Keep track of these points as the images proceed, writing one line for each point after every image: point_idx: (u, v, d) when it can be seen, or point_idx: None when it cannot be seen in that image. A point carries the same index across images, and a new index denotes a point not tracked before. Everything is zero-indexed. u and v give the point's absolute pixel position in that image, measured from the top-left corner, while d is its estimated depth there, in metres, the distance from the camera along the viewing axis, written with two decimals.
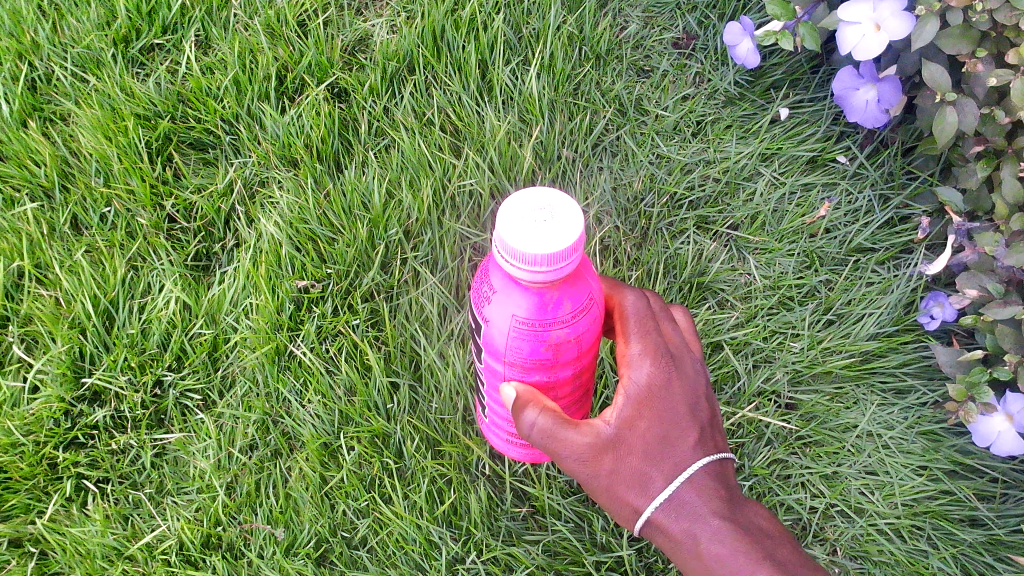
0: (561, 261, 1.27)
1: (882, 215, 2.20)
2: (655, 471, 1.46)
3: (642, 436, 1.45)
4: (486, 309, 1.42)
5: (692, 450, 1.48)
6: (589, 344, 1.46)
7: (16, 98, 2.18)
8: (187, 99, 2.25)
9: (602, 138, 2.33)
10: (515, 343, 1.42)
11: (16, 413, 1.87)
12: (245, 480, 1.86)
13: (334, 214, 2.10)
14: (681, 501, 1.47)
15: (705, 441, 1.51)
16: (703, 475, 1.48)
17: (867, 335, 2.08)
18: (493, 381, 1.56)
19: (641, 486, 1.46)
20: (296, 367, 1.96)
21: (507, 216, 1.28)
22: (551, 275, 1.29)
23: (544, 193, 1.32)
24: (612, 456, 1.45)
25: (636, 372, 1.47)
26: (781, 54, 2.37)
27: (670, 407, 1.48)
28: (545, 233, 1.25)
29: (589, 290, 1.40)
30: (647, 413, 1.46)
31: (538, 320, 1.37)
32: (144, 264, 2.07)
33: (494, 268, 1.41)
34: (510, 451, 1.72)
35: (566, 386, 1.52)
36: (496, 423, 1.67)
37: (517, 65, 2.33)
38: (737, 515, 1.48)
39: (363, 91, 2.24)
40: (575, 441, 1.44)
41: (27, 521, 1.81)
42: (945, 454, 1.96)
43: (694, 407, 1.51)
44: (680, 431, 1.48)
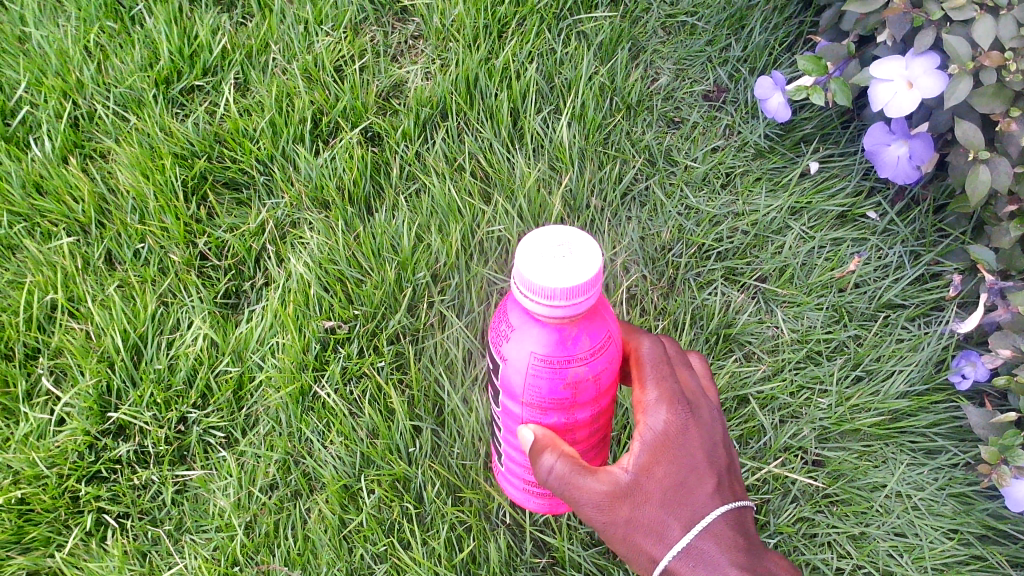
0: (580, 295, 1.27)
1: (913, 271, 2.18)
2: (672, 519, 1.44)
3: (659, 483, 1.44)
4: (503, 348, 1.42)
5: (711, 498, 1.46)
6: (608, 384, 1.45)
7: (58, 135, 2.24)
8: (223, 140, 2.29)
9: (631, 188, 2.34)
10: (532, 382, 1.40)
11: (41, 445, 1.88)
12: (264, 520, 1.85)
13: (363, 256, 2.11)
14: (699, 550, 1.44)
15: (723, 488, 1.49)
16: (721, 524, 1.46)
17: (897, 392, 2.05)
18: (510, 425, 1.54)
19: (658, 534, 1.44)
20: (319, 408, 1.96)
21: (525, 252, 1.29)
22: (570, 309, 1.28)
23: (563, 231, 1.33)
24: (628, 504, 1.44)
25: (652, 418, 1.46)
26: (812, 108, 2.38)
27: (687, 454, 1.46)
28: (565, 267, 1.26)
29: (607, 328, 1.40)
30: (664, 460, 1.44)
31: (556, 357, 1.36)
32: (175, 300, 2.09)
33: (512, 306, 1.41)
34: (528, 501, 1.69)
35: (584, 429, 1.50)
36: (514, 470, 1.65)
37: (548, 113, 2.36)
38: (756, 565, 1.45)
39: (396, 136, 2.28)
40: (592, 488, 1.42)
41: (45, 554, 1.81)
42: (977, 518, 1.91)
43: (712, 454, 1.49)
44: (697, 479, 1.46)
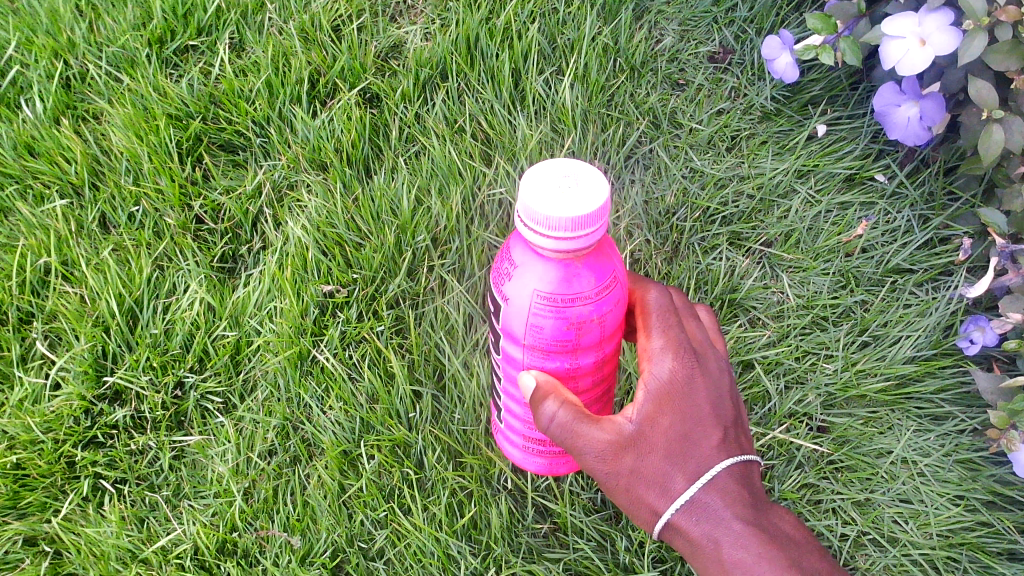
0: (586, 226, 1.24)
1: (922, 235, 2.14)
2: (676, 471, 1.41)
3: (663, 434, 1.41)
4: (505, 287, 1.39)
5: (716, 451, 1.43)
6: (612, 329, 1.42)
7: (50, 96, 2.19)
8: (218, 101, 2.24)
9: (635, 151, 2.30)
10: (535, 323, 1.37)
11: (36, 410, 1.85)
12: (263, 486, 1.83)
13: (362, 219, 2.08)
14: (702, 504, 1.42)
15: (729, 442, 1.46)
16: (726, 478, 1.43)
17: (904, 358, 2.02)
18: (511, 373, 1.51)
19: (660, 486, 1.42)
20: (318, 372, 1.93)
21: (531, 183, 1.26)
22: (576, 242, 1.26)
23: (569, 165, 1.31)
24: (632, 454, 1.41)
25: (657, 367, 1.44)
26: (820, 69, 2.33)
27: (693, 405, 1.43)
28: (570, 197, 1.23)
29: (613, 268, 1.37)
30: (669, 410, 1.42)
31: (560, 295, 1.33)
32: (170, 264, 2.05)
33: (516, 244, 1.38)
34: (529, 464, 1.68)
35: (588, 377, 1.47)
36: (515, 427, 1.63)
37: (551, 74, 2.31)
38: (761, 520, 1.42)
39: (395, 97, 2.23)
40: (594, 436, 1.40)
41: (42, 519, 1.80)
42: (984, 484, 1.89)
43: (718, 407, 1.46)
44: (703, 431, 1.43)
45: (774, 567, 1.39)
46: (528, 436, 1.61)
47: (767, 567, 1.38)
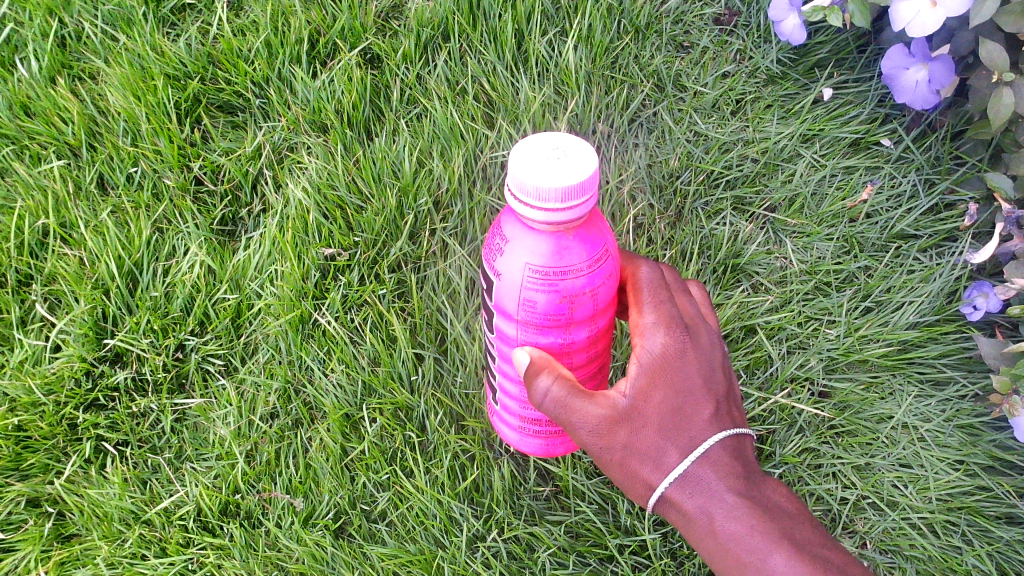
0: (576, 197, 1.23)
1: (927, 200, 2.12)
2: (669, 444, 1.41)
3: (656, 408, 1.41)
4: (497, 263, 1.38)
5: (708, 424, 1.43)
6: (605, 303, 1.41)
7: (45, 55, 2.15)
8: (217, 61, 2.21)
9: (639, 114, 2.27)
10: (528, 298, 1.37)
11: (37, 372, 1.85)
12: (265, 448, 1.84)
13: (363, 181, 2.06)
14: (695, 477, 1.42)
15: (721, 415, 1.46)
16: (718, 451, 1.43)
17: (907, 323, 2.02)
18: (505, 351, 1.51)
19: (654, 460, 1.42)
20: (320, 336, 1.93)
21: (520, 156, 1.25)
22: (566, 214, 1.25)
23: (559, 137, 1.29)
24: (626, 428, 1.41)
25: (649, 341, 1.43)
26: (827, 32, 2.30)
27: (685, 379, 1.43)
28: (560, 168, 1.22)
29: (604, 241, 1.36)
30: (661, 384, 1.41)
31: (552, 269, 1.32)
32: (170, 227, 2.04)
33: (506, 219, 1.37)
34: (524, 445, 1.68)
35: (582, 352, 1.47)
36: (510, 407, 1.62)
37: (554, 36, 2.27)
38: (754, 492, 1.42)
39: (396, 58, 2.19)
40: (590, 412, 1.40)
41: (45, 481, 1.80)
42: (983, 449, 1.89)
43: (710, 380, 1.46)
44: (696, 404, 1.43)
45: (767, 539, 1.38)
46: (524, 415, 1.61)
47: (761, 538, 1.38)
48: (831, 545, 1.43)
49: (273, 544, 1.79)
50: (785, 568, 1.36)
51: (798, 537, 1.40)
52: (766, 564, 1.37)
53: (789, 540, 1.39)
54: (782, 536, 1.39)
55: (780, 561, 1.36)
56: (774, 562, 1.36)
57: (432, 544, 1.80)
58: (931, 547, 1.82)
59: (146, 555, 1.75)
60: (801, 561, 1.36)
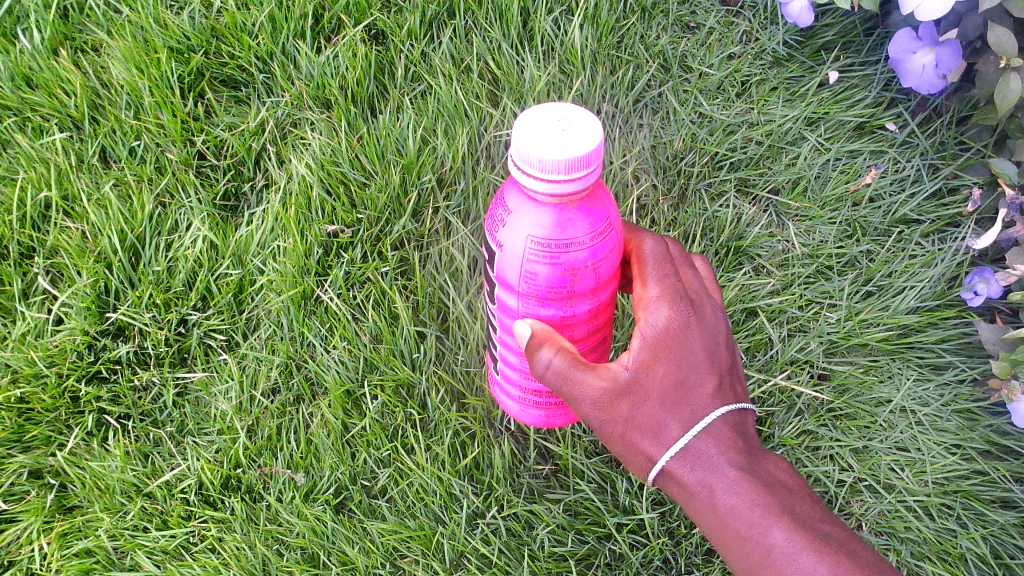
0: (578, 169, 1.23)
1: (931, 185, 2.12)
2: (671, 419, 1.42)
3: (659, 381, 1.42)
4: (499, 234, 1.38)
5: (711, 398, 1.44)
6: (607, 276, 1.41)
7: (48, 26, 2.14)
8: (220, 34, 2.19)
9: (644, 95, 2.27)
10: (528, 270, 1.37)
11: (39, 345, 1.85)
12: (267, 424, 1.84)
13: (367, 158, 2.05)
14: (697, 451, 1.42)
15: (724, 390, 1.46)
16: (720, 426, 1.44)
17: (907, 308, 2.02)
18: (506, 323, 1.51)
19: (656, 434, 1.43)
20: (322, 313, 1.93)
21: (525, 126, 1.24)
22: (569, 186, 1.25)
23: (564, 108, 1.29)
24: (628, 402, 1.42)
25: (653, 315, 1.43)
26: (834, 14, 2.28)
27: (688, 353, 1.43)
28: (565, 139, 1.22)
29: (608, 214, 1.36)
30: (664, 358, 1.42)
31: (555, 241, 1.32)
32: (173, 201, 2.03)
33: (510, 191, 1.37)
34: (525, 416, 1.68)
35: (584, 325, 1.47)
36: (510, 379, 1.63)
37: (560, 14, 2.26)
38: (755, 467, 1.43)
39: (401, 34, 2.17)
40: (590, 383, 1.41)
41: (47, 453, 1.81)
42: (981, 433, 1.91)
43: (713, 355, 1.46)
44: (698, 378, 1.43)
45: (768, 513, 1.39)
46: (524, 387, 1.62)
47: (761, 512, 1.39)
48: (830, 520, 1.43)
49: (274, 518, 1.80)
50: (784, 542, 1.37)
51: (799, 511, 1.41)
52: (766, 538, 1.38)
53: (790, 514, 1.39)
54: (783, 510, 1.39)
55: (779, 534, 1.37)
56: (774, 536, 1.37)
57: (432, 520, 1.82)
58: (926, 529, 1.84)
59: (148, 527, 1.76)
60: (800, 535, 1.37)
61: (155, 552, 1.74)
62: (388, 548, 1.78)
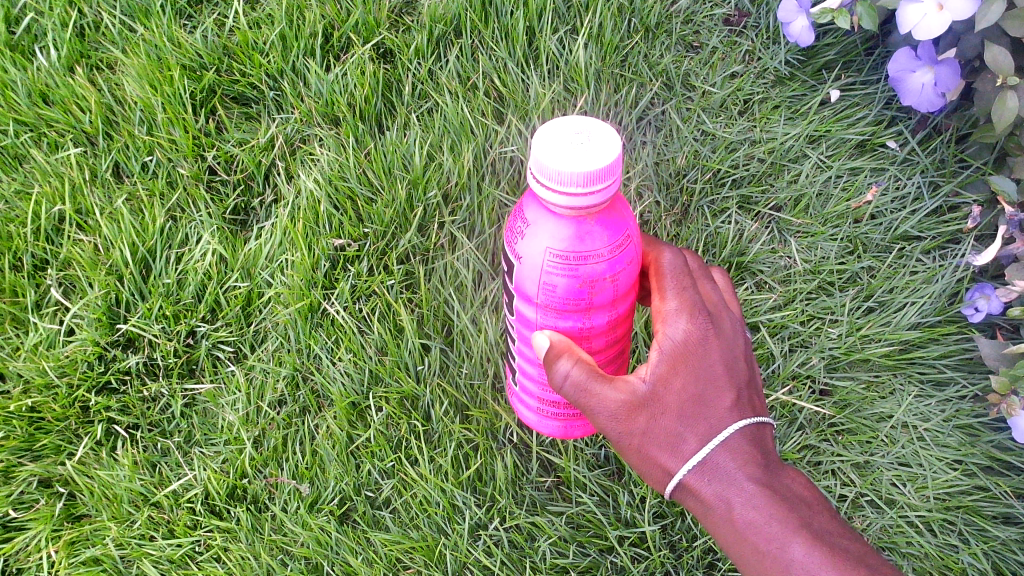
0: (597, 182, 1.26)
1: (932, 202, 2.14)
2: (688, 431, 1.44)
3: (676, 394, 1.44)
4: (518, 246, 1.41)
5: (728, 411, 1.45)
6: (625, 288, 1.44)
7: (64, 44, 2.19)
8: (232, 53, 2.24)
9: (647, 112, 2.30)
10: (545, 282, 1.40)
11: (51, 355, 1.89)
12: (273, 435, 1.87)
13: (374, 173, 2.09)
14: (715, 464, 1.44)
15: (742, 403, 1.47)
16: (738, 439, 1.45)
17: (908, 324, 2.04)
18: (524, 334, 1.54)
19: (673, 447, 1.45)
20: (329, 325, 1.96)
21: (544, 139, 1.28)
22: (587, 199, 1.28)
23: (582, 121, 1.32)
24: (646, 414, 1.44)
25: (671, 328, 1.46)
26: (836, 34, 2.31)
27: (707, 366, 1.45)
28: (583, 152, 1.25)
29: (626, 227, 1.39)
30: (682, 371, 1.44)
31: (573, 253, 1.35)
32: (183, 215, 2.07)
33: (529, 203, 1.40)
34: (542, 426, 1.71)
35: (601, 337, 1.50)
36: (528, 390, 1.66)
37: (564, 33, 2.29)
38: (774, 480, 1.44)
39: (408, 53, 2.21)
40: (607, 396, 1.43)
41: (57, 462, 1.84)
42: (982, 449, 1.91)
43: (731, 367, 1.48)
44: (717, 391, 1.45)
45: (786, 528, 1.40)
46: (543, 398, 1.64)
47: (779, 527, 1.40)
48: (850, 535, 1.44)
49: (278, 528, 1.82)
50: (804, 557, 1.37)
51: (818, 526, 1.41)
52: (783, 553, 1.38)
53: (808, 529, 1.40)
54: (802, 525, 1.40)
55: (799, 550, 1.38)
56: (793, 551, 1.38)
57: (435, 531, 1.83)
58: (927, 545, 1.85)
59: (155, 536, 1.79)
60: (819, 550, 1.37)
61: (161, 561, 1.77)
62: (391, 559, 1.80)
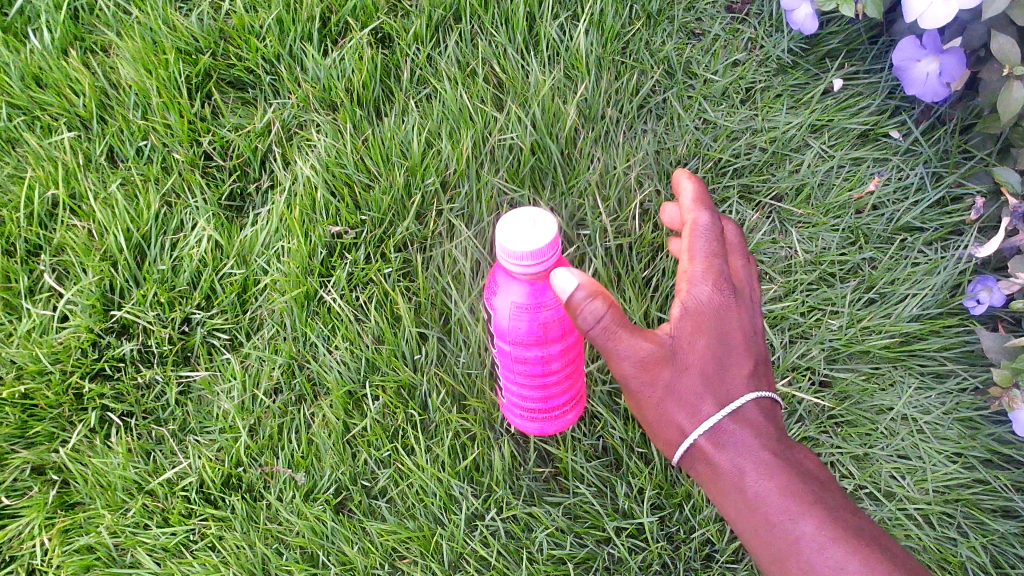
0: (543, 254, 1.40)
1: (935, 193, 2.12)
2: (707, 394, 1.42)
3: (699, 354, 1.42)
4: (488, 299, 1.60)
5: (745, 380, 1.45)
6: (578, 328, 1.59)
7: (58, 27, 2.15)
8: (229, 37, 2.20)
9: (648, 100, 2.27)
10: (510, 324, 1.54)
11: (44, 341, 1.87)
12: (268, 423, 1.85)
13: (371, 160, 2.06)
14: (728, 431, 1.43)
15: (756, 375, 1.48)
16: (752, 410, 1.45)
17: (909, 316, 2.03)
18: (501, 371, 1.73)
19: (691, 408, 1.43)
20: (325, 313, 1.94)
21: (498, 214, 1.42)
22: (536, 270, 1.42)
23: None
24: (669, 370, 1.42)
25: (696, 289, 1.44)
26: (840, 22, 2.27)
27: (727, 332, 1.45)
28: (530, 229, 1.39)
29: None
30: (705, 332, 1.43)
31: (531, 305, 1.50)
32: (179, 201, 2.05)
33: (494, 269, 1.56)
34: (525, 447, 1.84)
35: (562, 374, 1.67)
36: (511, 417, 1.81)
37: (565, 20, 2.26)
38: (786, 454, 1.43)
39: (407, 38, 2.19)
40: (638, 344, 1.39)
41: (50, 449, 1.82)
42: (982, 442, 1.90)
43: (749, 339, 1.48)
44: (736, 359, 1.45)
45: (799, 501, 1.37)
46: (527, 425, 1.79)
47: (793, 499, 1.37)
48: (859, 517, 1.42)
49: (273, 517, 1.81)
50: (816, 531, 1.34)
51: (829, 503, 1.39)
52: (795, 525, 1.35)
53: (820, 505, 1.37)
54: (814, 500, 1.38)
55: (811, 524, 1.35)
56: (804, 525, 1.35)
57: (432, 521, 1.83)
58: (926, 538, 1.84)
59: (148, 524, 1.77)
60: (832, 526, 1.35)
61: (155, 549, 1.76)
62: (388, 549, 1.79)
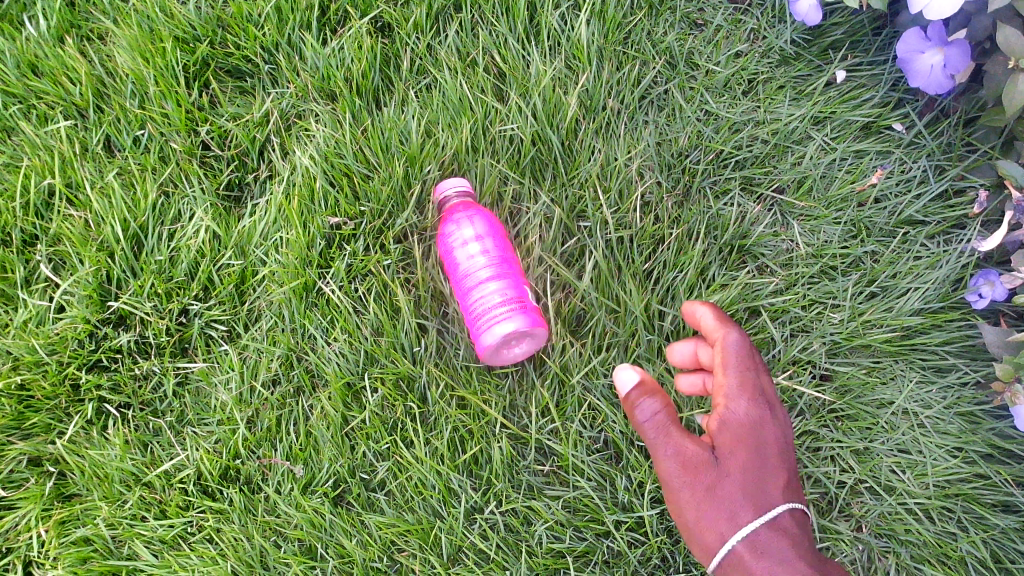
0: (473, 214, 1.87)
1: (937, 186, 2.10)
2: (745, 499, 1.47)
3: (739, 462, 1.49)
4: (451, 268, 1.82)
5: (782, 492, 1.51)
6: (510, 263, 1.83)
7: (54, 14, 2.12)
8: (227, 25, 2.16)
9: (650, 91, 2.25)
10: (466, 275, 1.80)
11: (40, 332, 1.84)
12: (267, 415, 1.85)
13: (371, 151, 2.04)
14: (766, 540, 1.46)
15: (791, 487, 1.53)
16: (788, 520, 1.49)
17: (911, 309, 2.01)
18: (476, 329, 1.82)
19: (730, 514, 1.47)
20: (324, 305, 1.93)
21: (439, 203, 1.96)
22: (473, 229, 1.84)
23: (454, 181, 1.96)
24: (710, 472, 1.49)
25: (733, 404, 1.54)
26: (843, 13, 2.23)
27: (765, 446, 1.52)
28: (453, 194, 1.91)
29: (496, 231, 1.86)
30: (743, 443, 1.51)
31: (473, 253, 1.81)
32: (176, 190, 2.03)
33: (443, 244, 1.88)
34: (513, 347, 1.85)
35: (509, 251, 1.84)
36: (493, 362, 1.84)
37: (567, 9, 2.23)
38: (823, 567, 1.45)
39: (407, 27, 2.16)
40: (683, 442, 1.50)
41: (47, 441, 1.81)
42: (983, 437, 1.90)
43: (785, 455, 1.55)
44: (773, 471, 1.51)
45: None
46: (498, 418, 1.86)
47: None
48: None
49: (272, 510, 1.82)
50: None
51: None
52: None
53: None
54: None
55: None
56: None
57: (430, 514, 1.84)
58: (926, 533, 1.87)
59: (146, 516, 1.78)
60: None
61: (152, 541, 1.77)
62: (386, 542, 1.80)
